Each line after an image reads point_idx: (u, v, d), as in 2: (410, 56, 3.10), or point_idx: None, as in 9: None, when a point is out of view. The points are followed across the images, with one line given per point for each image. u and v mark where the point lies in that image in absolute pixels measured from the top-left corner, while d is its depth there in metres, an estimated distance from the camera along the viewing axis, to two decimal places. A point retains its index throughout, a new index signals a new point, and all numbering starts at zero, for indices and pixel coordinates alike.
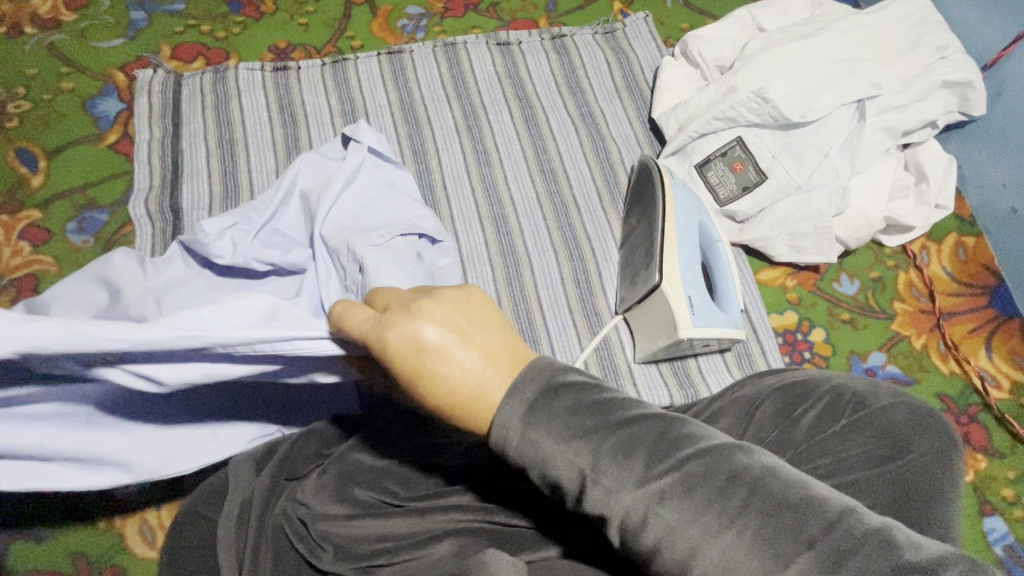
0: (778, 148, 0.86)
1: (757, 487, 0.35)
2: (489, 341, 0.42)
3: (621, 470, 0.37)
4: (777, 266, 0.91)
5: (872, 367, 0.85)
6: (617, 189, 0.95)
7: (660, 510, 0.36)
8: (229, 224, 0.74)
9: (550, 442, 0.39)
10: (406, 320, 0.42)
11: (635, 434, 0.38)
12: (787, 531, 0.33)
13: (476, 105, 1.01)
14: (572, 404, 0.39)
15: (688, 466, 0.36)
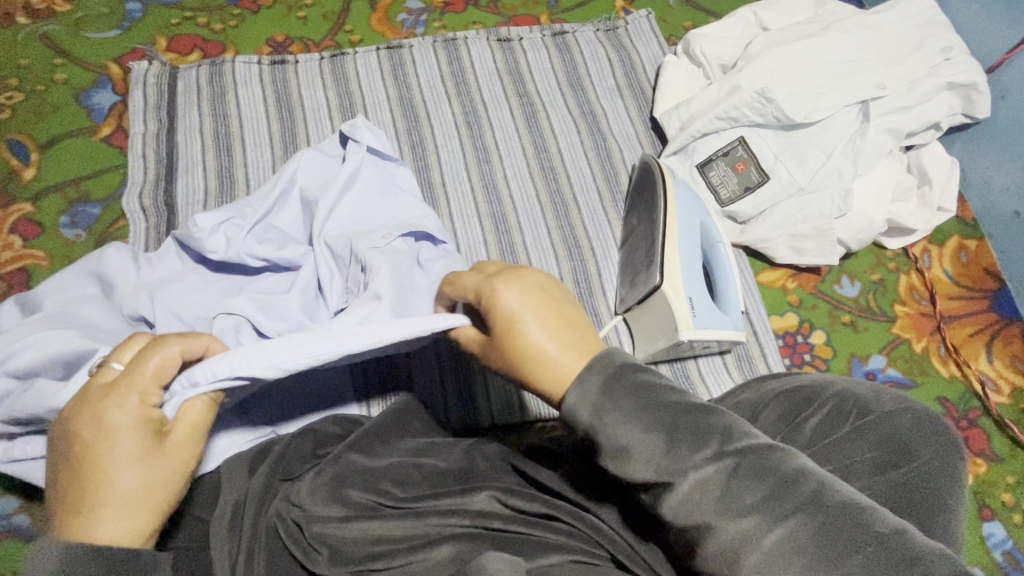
0: (780, 148, 0.85)
1: (789, 478, 0.40)
2: (571, 319, 0.50)
3: (688, 458, 0.41)
4: (778, 268, 0.90)
5: (872, 370, 0.84)
6: (617, 188, 0.94)
7: (697, 492, 0.41)
8: (224, 218, 0.72)
9: (618, 424, 0.43)
10: (509, 284, 0.50)
11: (705, 426, 0.42)
12: (810, 515, 0.39)
13: (475, 101, 0.99)
14: (649, 392, 0.44)
15: (727, 455, 0.41)
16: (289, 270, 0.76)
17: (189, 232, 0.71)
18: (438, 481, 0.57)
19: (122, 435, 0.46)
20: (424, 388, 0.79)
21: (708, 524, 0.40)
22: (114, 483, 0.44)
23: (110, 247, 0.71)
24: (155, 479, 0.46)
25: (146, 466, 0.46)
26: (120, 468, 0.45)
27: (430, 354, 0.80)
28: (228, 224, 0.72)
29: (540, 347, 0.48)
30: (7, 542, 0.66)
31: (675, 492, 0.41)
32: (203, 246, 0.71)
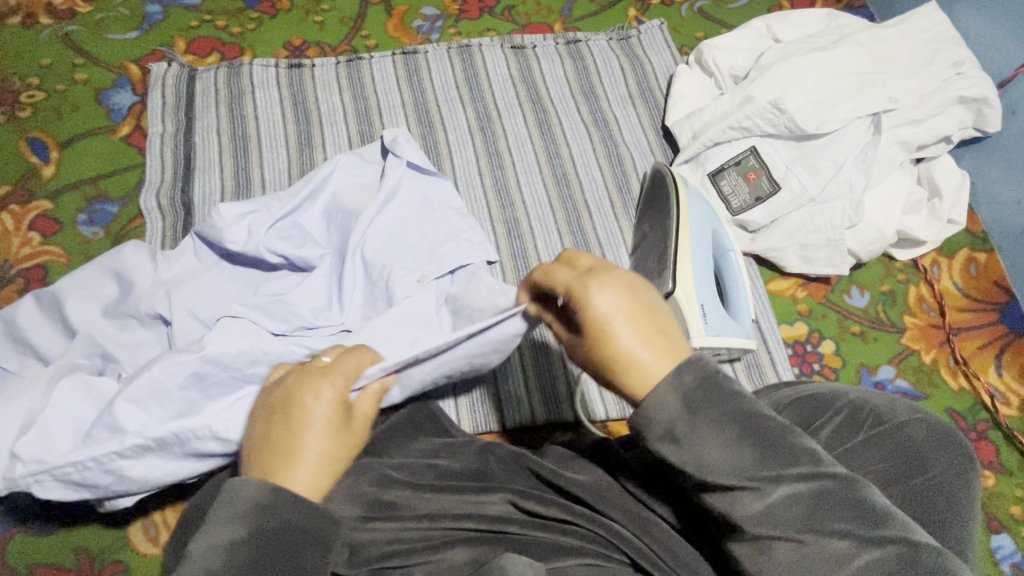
0: (792, 158, 0.86)
1: (875, 514, 0.39)
2: (660, 329, 0.44)
3: (771, 478, 0.39)
4: (788, 277, 0.91)
5: (881, 381, 0.84)
6: (629, 196, 0.95)
7: (774, 513, 0.39)
8: (250, 209, 0.74)
9: (707, 433, 0.40)
10: (602, 285, 0.45)
11: (794, 449, 0.40)
12: (896, 554, 0.37)
13: (489, 107, 1.01)
14: (734, 403, 0.41)
15: (817, 482, 0.39)
16: (304, 270, 0.77)
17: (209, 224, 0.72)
18: (454, 479, 0.58)
19: (327, 408, 0.49)
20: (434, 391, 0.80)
21: (780, 540, 0.39)
22: (306, 445, 0.47)
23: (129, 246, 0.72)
24: (346, 438, 0.50)
25: (341, 429, 0.49)
26: (313, 433, 0.48)
27: None
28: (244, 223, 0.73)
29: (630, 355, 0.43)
30: (20, 537, 0.67)
31: (757, 505, 0.39)
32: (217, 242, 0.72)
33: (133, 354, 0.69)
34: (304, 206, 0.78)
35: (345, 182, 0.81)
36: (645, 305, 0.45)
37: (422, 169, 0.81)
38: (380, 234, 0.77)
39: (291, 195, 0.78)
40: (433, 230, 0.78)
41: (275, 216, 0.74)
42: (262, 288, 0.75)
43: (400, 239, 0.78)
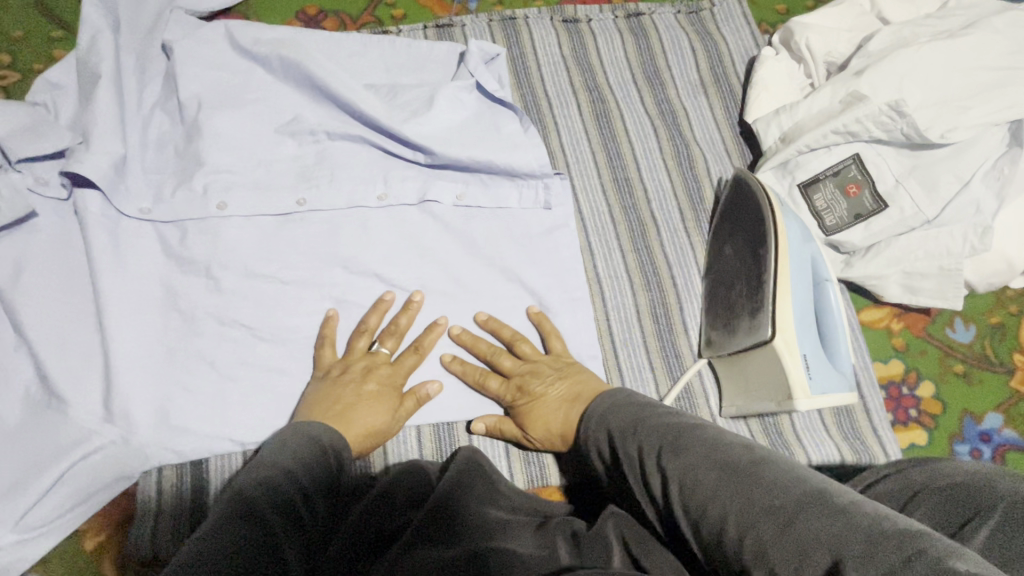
0: (904, 170, 0.73)
1: (741, 473, 0.41)
2: (585, 388, 0.66)
3: (753, 467, 0.41)
4: (881, 306, 0.79)
5: (987, 431, 0.74)
6: (702, 206, 0.82)
7: (719, 508, 0.40)
8: (334, 132, 0.80)
9: (615, 427, 0.55)
10: (554, 387, 0.67)
11: (815, 516, 0.36)
12: (751, 499, 0.39)
13: (539, 95, 0.86)
14: (656, 412, 0.53)
15: (689, 450, 0.46)
16: (411, 149, 0.79)
17: (317, 158, 0.79)
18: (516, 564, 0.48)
19: None
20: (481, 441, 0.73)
21: (716, 511, 0.41)
22: None
23: (175, 182, 0.74)
24: None
25: None
26: None
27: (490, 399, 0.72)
28: (208, 155, 0.75)
29: (585, 378, 0.68)
30: None
31: (691, 491, 0.43)
32: (136, 203, 0.72)
33: (146, 409, 0.66)
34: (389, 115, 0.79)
35: (419, 94, 0.81)
36: (566, 374, 0.68)
37: (496, 102, 0.81)
38: (447, 139, 0.78)
39: (319, 70, 0.79)
40: (504, 122, 0.80)
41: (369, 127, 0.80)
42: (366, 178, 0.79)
43: (463, 137, 0.79)
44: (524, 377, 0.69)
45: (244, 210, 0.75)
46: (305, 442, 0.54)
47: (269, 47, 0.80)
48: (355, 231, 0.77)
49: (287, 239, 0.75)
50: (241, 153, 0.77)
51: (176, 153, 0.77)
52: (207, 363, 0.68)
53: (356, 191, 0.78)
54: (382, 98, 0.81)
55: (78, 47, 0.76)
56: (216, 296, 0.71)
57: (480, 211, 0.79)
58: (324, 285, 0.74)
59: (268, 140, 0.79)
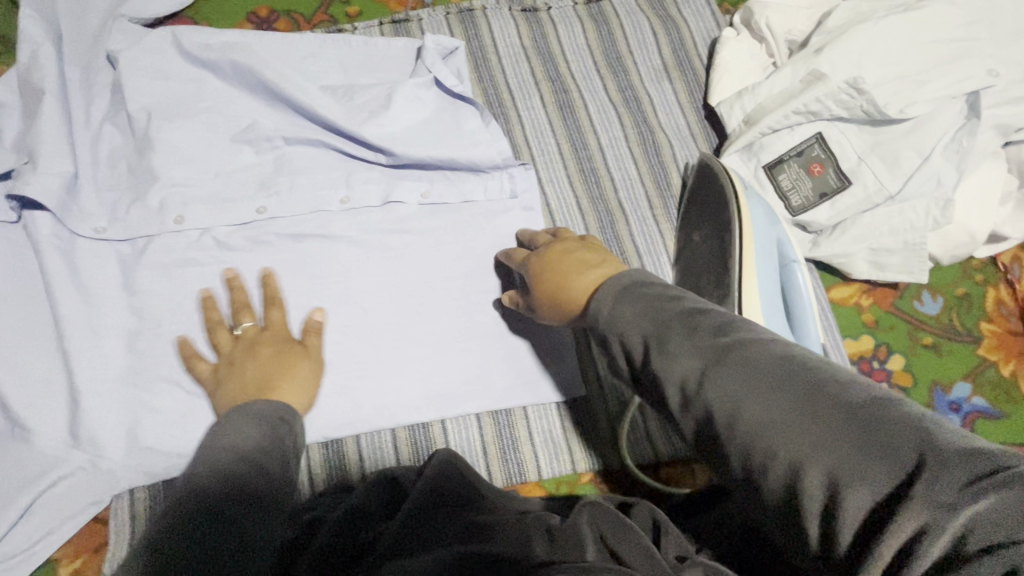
0: (866, 147, 0.73)
1: (803, 374, 0.33)
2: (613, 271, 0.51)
3: (810, 364, 0.34)
4: (850, 283, 0.80)
5: (956, 401, 0.76)
6: (669, 191, 0.81)
7: (771, 409, 0.32)
8: (292, 137, 0.78)
9: (628, 310, 0.43)
10: (581, 264, 0.53)
11: (901, 428, 0.29)
12: (821, 402, 0.31)
13: (501, 87, 0.85)
14: (670, 299, 0.43)
15: (735, 346, 0.36)
16: (372, 150, 0.78)
17: (277, 165, 0.78)
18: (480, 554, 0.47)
19: None
20: (459, 443, 0.72)
21: (763, 413, 0.32)
22: None
23: (130, 198, 0.73)
24: None
25: None
26: None
27: (464, 399, 0.72)
28: (163, 169, 0.73)
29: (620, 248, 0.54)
30: None
31: (729, 384, 0.35)
32: (91, 223, 0.70)
33: (115, 432, 0.65)
34: (347, 116, 0.77)
35: (377, 93, 0.79)
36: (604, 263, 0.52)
37: (456, 97, 0.80)
38: (408, 139, 0.77)
39: (272, 74, 0.77)
40: (465, 118, 0.79)
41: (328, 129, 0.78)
42: (328, 182, 0.77)
43: (424, 135, 0.78)
44: (554, 255, 0.56)
45: (205, 223, 0.73)
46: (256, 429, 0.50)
47: (219, 53, 0.78)
48: (320, 238, 0.76)
49: (251, 250, 0.75)
50: (197, 164, 0.75)
51: (129, 167, 0.75)
52: (174, 381, 0.67)
53: (318, 197, 0.77)
54: (340, 99, 0.79)
55: (18, 63, 0.74)
56: (180, 311, 0.70)
57: (446, 209, 0.78)
58: (291, 294, 0.73)
59: (224, 149, 0.77)
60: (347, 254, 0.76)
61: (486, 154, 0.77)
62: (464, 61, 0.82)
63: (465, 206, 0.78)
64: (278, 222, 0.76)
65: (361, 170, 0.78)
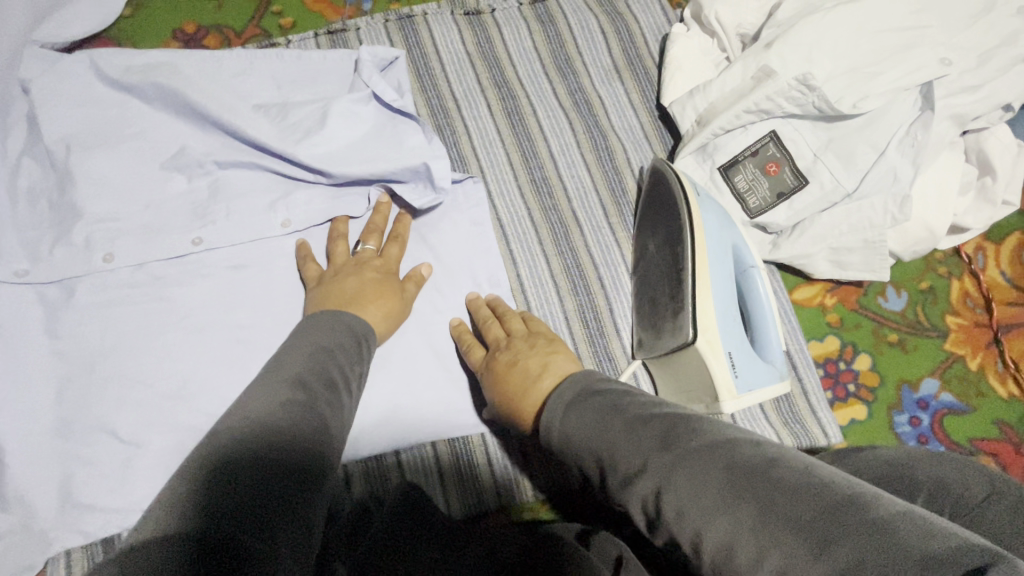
0: (820, 144, 0.71)
1: (757, 475, 0.34)
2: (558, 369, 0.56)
3: (762, 467, 0.34)
4: (814, 283, 0.78)
5: (923, 398, 0.74)
6: (624, 198, 0.79)
7: (735, 530, 0.32)
8: (225, 162, 0.74)
9: (583, 429, 0.45)
10: (536, 363, 0.58)
11: (858, 531, 0.29)
12: (778, 514, 0.31)
13: (446, 97, 0.81)
14: (624, 403, 0.44)
15: (691, 454, 0.37)
16: (310, 171, 0.74)
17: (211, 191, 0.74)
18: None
19: None
20: (416, 473, 0.69)
21: (725, 530, 0.33)
22: None
23: (52, 237, 0.68)
24: None
25: None
26: None
27: (419, 427, 0.69)
28: (85, 203, 0.69)
29: (557, 349, 0.59)
30: None
31: (687, 498, 0.35)
32: (11, 266, 0.66)
33: (47, 488, 0.61)
34: (281, 136, 0.73)
35: (312, 110, 0.75)
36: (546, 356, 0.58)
37: (397, 111, 0.76)
38: (348, 158, 0.73)
39: (198, 96, 0.73)
40: (408, 131, 0.75)
41: (263, 151, 0.74)
42: (265, 207, 0.73)
43: (365, 153, 0.74)
44: (502, 367, 0.60)
45: (133, 258, 0.69)
46: (347, 333, 0.54)
47: (142, 76, 0.73)
48: (260, 266, 0.72)
49: (186, 284, 0.70)
50: (124, 196, 0.71)
51: (49, 203, 0.70)
52: (108, 430, 0.63)
53: (255, 223, 0.72)
54: (273, 119, 0.75)
55: None
56: (111, 355, 0.66)
57: (393, 229, 0.75)
58: (229, 328, 0.69)
59: (150, 177, 0.72)
60: (289, 282, 0.72)
61: (430, 169, 0.74)
62: (405, 72, 0.79)
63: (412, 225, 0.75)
64: (213, 252, 0.72)
65: (301, 192, 0.74)
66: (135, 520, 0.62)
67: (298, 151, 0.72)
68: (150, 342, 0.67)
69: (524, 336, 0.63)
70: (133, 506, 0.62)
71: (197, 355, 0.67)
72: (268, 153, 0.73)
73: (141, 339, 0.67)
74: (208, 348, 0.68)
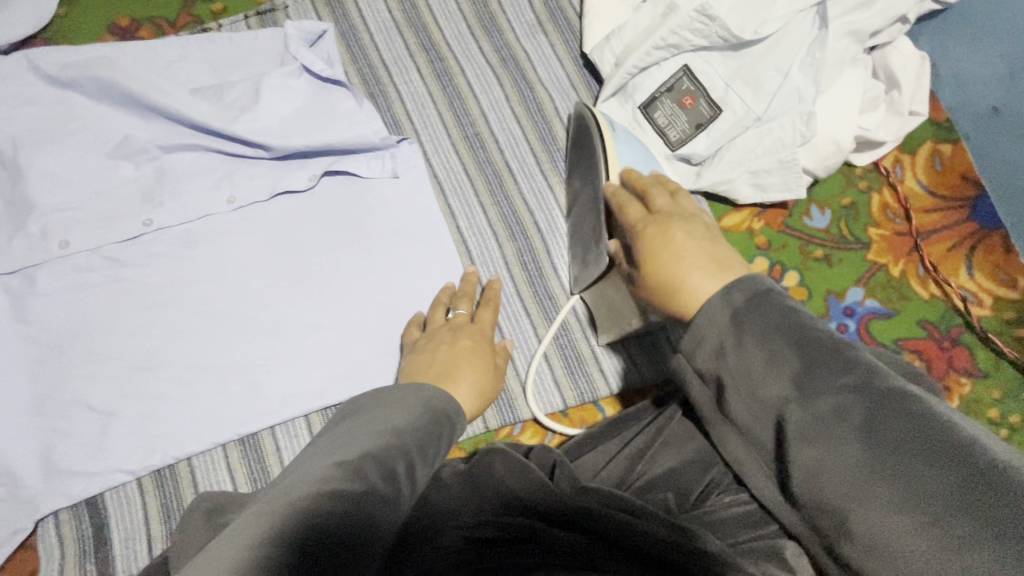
0: (730, 74, 0.74)
1: (861, 401, 0.35)
2: (718, 251, 0.48)
3: (871, 399, 0.35)
4: (742, 209, 0.81)
5: (850, 306, 0.78)
6: (555, 146, 0.82)
7: (824, 451, 0.35)
8: (167, 145, 0.77)
9: (758, 351, 0.39)
10: (679, 231, 0.51)
11: (945, 466, 0.32)
12: (876, 440, 0.34)
13: (377, 65, 0.84)
14: (804, 317, 0.40)
15: (841, 374, 0.37)
16: (250, 147, 0.77)
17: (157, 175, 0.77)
18: (448, 507, 0.50)
19: None
20: None
21: (819, 447, 0.35)
22: None
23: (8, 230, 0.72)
24: None
25: None
26: None
27: (375, 376, 0.73)
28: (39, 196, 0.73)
29: (688, 224, 0.51)
30: None
31: (789, 414, 0.37)
32: None
33: (30, 460, 0.66)
34: (218, 115, 0.76)
35: (247, 88, 0.78)
36: (704, 231, 0.51)
37: (328, 82, 0.79)
38: (285, 131, 0.77)
39: (134, 84, 0.76)
40: (341, 101, 0.79)
41: (201, 132, 0.77)
42: (210, 185, 0.77)
43: (302, 125, 0.78)
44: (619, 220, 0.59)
45: (90, 243, 0.73)
46: (417, 410, 0.51)
47: (77, 70, 0.76)
48: (211, 241, 0.76)
49: (142, 263, 0.74)
50: (75, 186, 0.74)
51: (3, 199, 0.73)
52: (82, 403, 0.68)
53: (202, 200, 0.76)
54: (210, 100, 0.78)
55: None
56: (78, 335, 0.70)
57: (336, 195, 0.78)
58: (187, 301, 0.73)
59: (96, 166, 0.75)
60: (241, 253, 0.76)
61: (366, 134, 0.77)
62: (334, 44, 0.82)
63: (354, 190, 0.79)
64: (165, 232, 0.75)
65: (244, 168, 0.78)
66: (115, 480, 0.67)
67: (236, 129, 0.75)
68: (113, 320, 0.71)
69: (647, 220, 0.54)
70: (112, 469, 0.67)
71: (159, 328, 0.72)
72: (208, 133, 0.77)
73: (105, 318, 0.71)
74: (169, 321, 0.72)
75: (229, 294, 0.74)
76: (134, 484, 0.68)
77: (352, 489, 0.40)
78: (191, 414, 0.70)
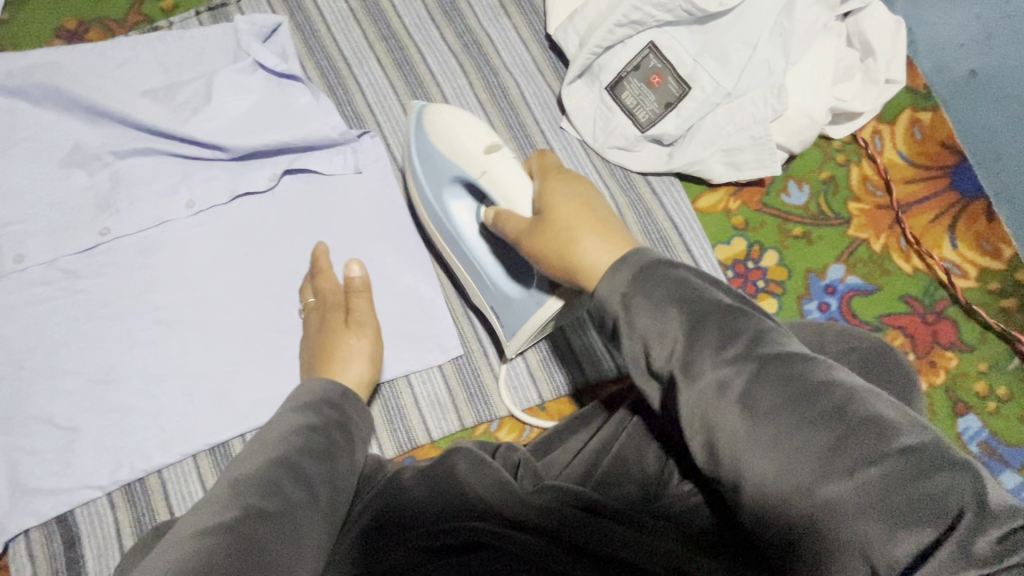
0: (697, 49, 0.71)
1: (821, 404, 0.31)
2: (608, 230, 0.47)
3: (837, 403, 0.31)
4: (717, 188, 0.79)
5: (831, 284, 0.76)
6: (523, 132, 0.80)
7: (770, 458, 0.31)
8: (119, 150, 0.74)
9: (702, 341, 0.35)
10: (569, 216, 0.49)
11: (905, 481, 0.28)
12: (832, 449, 0.30)
13: (335, 58, 0.81)
14: (774, 340, 0.35)
15: (788, 379, 0.32)
16: (205, 148, 0.75)
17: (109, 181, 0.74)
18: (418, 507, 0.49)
19: None
20: None
21: (767, 455, 0.31)
22: None
23: None
24: None
25: None
26: None
27: None
28: None
29: (604, 211, 0.49)
30: None
31: (738, 421, 0.33)
32: None
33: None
34: (170, 117, 0.74)
35: (200, 87, 0.75)
36: (598, 215, 0.49)
37: (284, 77, 0.77)
38: (241, 131, 0.74)
39: (81, 88, 0.73)
40: (298, 96, 0.76)
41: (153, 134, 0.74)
42: (166, 190, 0.74)
43: (258, 123, 0.75)
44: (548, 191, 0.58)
45: (45, 256, 0.71)
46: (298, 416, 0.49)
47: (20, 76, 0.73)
48: (171, 248, 0.74)
49: (101, 274, 0.72)
50: (25, 197, 0.72)
51: None
52: (46, 419, 0.67)
53: (159, 206, 0.74)
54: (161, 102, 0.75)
55: None
56: (37, 351, 0.68)
57: (298, 194, 0.76)
58: (149, 311, 0.71)
59: (46, 175, 0.73)
60: (202, 258, 0.74)
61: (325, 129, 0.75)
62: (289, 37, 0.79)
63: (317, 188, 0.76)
64: (122, 241, 0.73)
65: (200, 170, 0.75)
66: (84, 497, 0.66)
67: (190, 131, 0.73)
68: (74, 333, 0.70)
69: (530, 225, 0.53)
70: (80, 485, 0.66)
71: (122, 339, 0.70)
72: (161, 136, 0.74)
73: (65, 332, 0.69)
74: (131, 331, 0.70)
75: (192, 301, 0.72)
76: (104, 500, 0.67)
77: (227, 518, 0.38)
78: (158, 426, 0.68)
